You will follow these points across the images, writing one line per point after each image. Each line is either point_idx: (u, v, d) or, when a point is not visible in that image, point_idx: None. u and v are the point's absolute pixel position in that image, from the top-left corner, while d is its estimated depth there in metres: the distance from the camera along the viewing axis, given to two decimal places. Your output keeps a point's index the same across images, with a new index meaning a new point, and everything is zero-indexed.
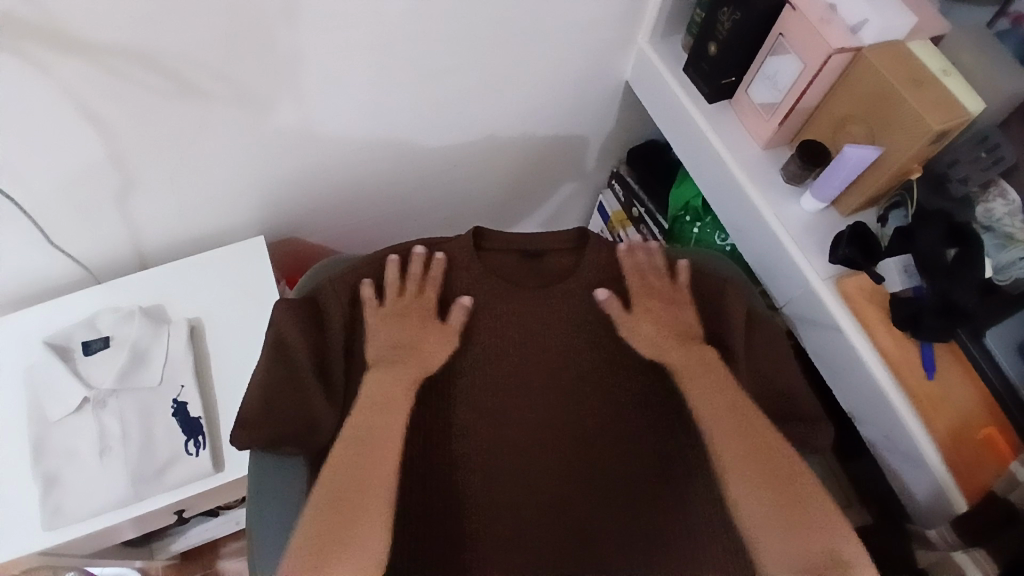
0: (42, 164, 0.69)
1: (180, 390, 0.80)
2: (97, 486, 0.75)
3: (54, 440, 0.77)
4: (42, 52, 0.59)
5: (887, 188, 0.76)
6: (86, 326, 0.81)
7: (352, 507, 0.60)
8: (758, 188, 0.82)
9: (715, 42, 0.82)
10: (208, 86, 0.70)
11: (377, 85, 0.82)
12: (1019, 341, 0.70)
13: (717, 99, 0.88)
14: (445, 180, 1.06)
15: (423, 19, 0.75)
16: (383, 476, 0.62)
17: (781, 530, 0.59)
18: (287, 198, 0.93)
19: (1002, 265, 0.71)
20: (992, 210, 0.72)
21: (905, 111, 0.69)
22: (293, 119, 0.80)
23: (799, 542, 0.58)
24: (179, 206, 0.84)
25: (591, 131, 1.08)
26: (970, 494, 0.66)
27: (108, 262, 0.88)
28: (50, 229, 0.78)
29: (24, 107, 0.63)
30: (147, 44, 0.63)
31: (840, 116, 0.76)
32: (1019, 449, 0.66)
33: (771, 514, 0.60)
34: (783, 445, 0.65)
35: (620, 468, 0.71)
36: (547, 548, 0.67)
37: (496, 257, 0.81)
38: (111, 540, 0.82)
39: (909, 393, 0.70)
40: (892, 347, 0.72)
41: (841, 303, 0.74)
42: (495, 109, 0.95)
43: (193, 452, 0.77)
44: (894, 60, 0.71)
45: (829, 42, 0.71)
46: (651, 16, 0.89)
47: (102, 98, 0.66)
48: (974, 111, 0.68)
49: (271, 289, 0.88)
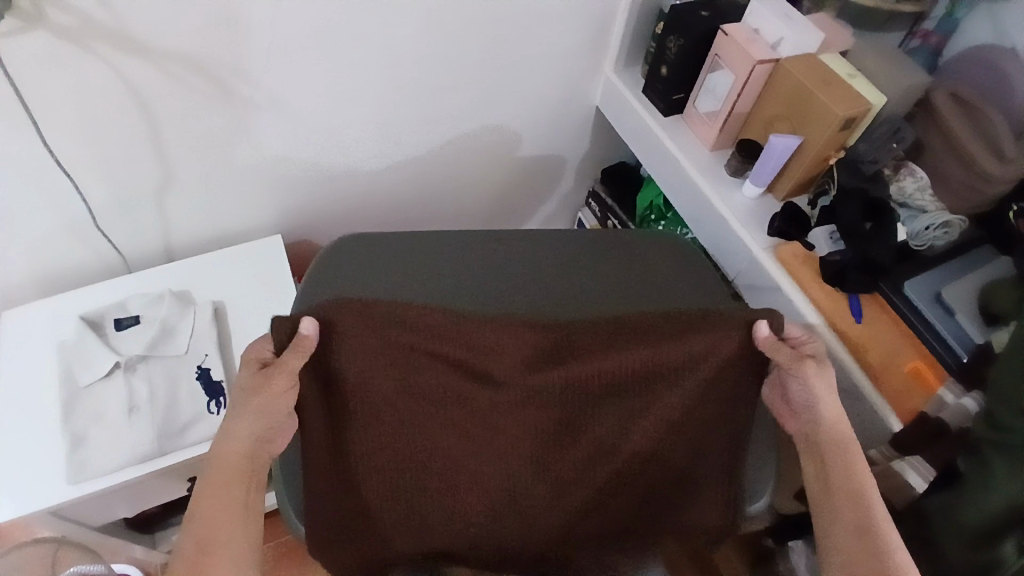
0: (97, 153, 0.82)
1: (204, 358, 0.91)
2: (122, 440, 0.83)
3: (83, 402, 0.86)
4: (113, 52, 0.73)
5: (812, 172, 0.91)
6: (118, 306, 0.92)
7: (227, 497, 0.66)
8: (706, 179, 0.97)
9: (665, 64, 0.99)
10: (246, 90, 0.84)
11: (387, 98, 0.96)
12: (935, 290, 0.80)
13: (671, 113, 1.04)
14: (442, 195, 1.21)
15: (425, 40, 0.90)
16: (229, 506, 0.65)
17: (837, 506, 0.67)
18: (305, 202, 1.07)
19: (917, 232, 0.83)
20: (903, 186, 0.86)
21: (816, 105, 0.84)
22: (314, 126, 0.95)
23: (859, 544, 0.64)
24: (208, 202, 0.97)
25: (566, 152, 1.25)
26: (903, 416, 0.77)
27: (140, 252, 1.00)
28: (96, 215, 0.91)
29: (91, 99, 0.76)
30: (201, 52, 0.77)
31: (770, 117, 0.92)
32: (946, 379, 0.76)
33: (836, 498, 0.67)
34: (828, 442, 0.70)
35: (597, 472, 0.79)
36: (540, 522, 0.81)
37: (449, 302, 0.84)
38: (115, 509, 0.89)
39: (842, 339, 0.81)
40: (824, 298, 0.84)
41: (780, 267, 0.88)
42: (483, 128, 1.11)
43: (215, 410, 0.87)
44: (807, 67, 0.86)
45: (752, 55, 0.87)
46: (614, 48, 1.07)
47: (155, 96, 0.80)
48: (875, 104, 0.83)
49: (287, 275, 0.99)
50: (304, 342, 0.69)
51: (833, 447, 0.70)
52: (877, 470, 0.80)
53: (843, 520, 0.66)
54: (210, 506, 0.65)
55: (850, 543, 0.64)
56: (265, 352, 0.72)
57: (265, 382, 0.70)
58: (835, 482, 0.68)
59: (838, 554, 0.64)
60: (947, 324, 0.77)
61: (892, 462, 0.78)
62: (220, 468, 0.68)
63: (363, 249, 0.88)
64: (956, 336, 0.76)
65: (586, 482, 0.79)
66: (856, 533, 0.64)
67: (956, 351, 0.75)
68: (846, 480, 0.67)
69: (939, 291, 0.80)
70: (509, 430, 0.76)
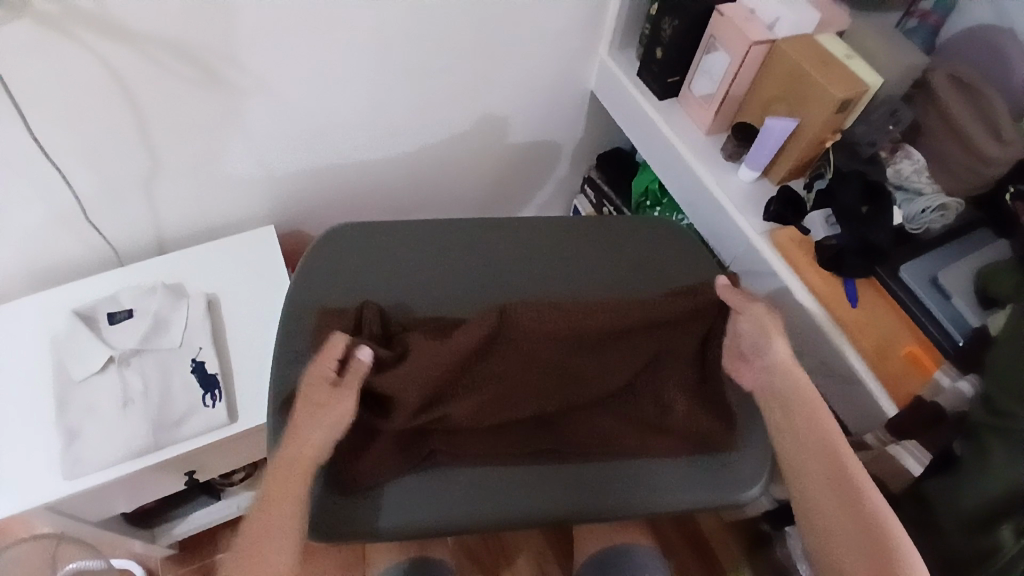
0: (82, 142, 0.81)
1: (198, 351, 0.90)
2: (119, 434, 0.83)
3: (77, 397, 0.85)
4: (96, 39, 0.71)
5: (809, 156, 0.90)
6: (110, 300, 0.91)
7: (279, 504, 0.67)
8: (703, 163, 0.96)
9: (660, 47, 0.97)
10: (232, 78, 0.83)
11: (377, 84, 0.95)
12: (931, 274, 0.80)
13: (667, 96, 1.03)
14: (436, 181, 1.20)
15: (414, 24, 0.89)
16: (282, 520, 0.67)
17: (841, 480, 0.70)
18: (297, 191, 1.06)
19: (913, 215, 0.83)
20: (900, 168, 0.86)
21: (813, 87, 0.83)
22: (305, 112, 0.93)
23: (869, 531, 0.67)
24: (199, 192, 0.96)
25: (561, 137, 1.24)
26: (898, 400, 0.77)
27: (132, 244, 0.99)
28: (87, 207, 0.90)
29: (74, 88, 0.75)
30: (187, 38, 0.76)
31: (767, 99, 0.90)
32: (941, 362, 0.76)
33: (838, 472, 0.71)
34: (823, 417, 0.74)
35: (595, 427, 0.76)
36: (541, 480, 0.75)
37: (424, 304, 0.84)
38: (114, 503, 0.89)
39: (840, 326, 0.81)
40: (821, 284, 0.83)
41: (776, 251, 0.87)
42: (476, 112, 1.09)
43: (210, 403, 0.87)
44: (804, 48, 0.85)
45: (748, 36, 0.86)
46: (608, 30, 1.05)
47: (140, 83, 0.78)
48: (872, 84, 0.82)
49: (280, 266, 0.99)
50: (358, 366, 0.72)
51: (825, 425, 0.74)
52: (872, 454, 0.79)
53: (827, 515, 0.69)
54: (264, 518, 0.67)
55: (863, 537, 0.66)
56: (326, 373, 0.72)
57: (327, 400, 0.71)
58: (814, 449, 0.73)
59: (832, 549, 0.67)
60: (943, 307, 0.77)
61: (887, 446, 0.77)
62: (269, 479, 0.69)
63: (334, 262, 0.86)
64: (951, 319, 0.76)
65: (587, 432, 0.76)
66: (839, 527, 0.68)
67: (951, 335, 0.75)
68: (835, 480, 0.70)
69: (935, 274, 0.79)
70: (546, 361, 0.75)
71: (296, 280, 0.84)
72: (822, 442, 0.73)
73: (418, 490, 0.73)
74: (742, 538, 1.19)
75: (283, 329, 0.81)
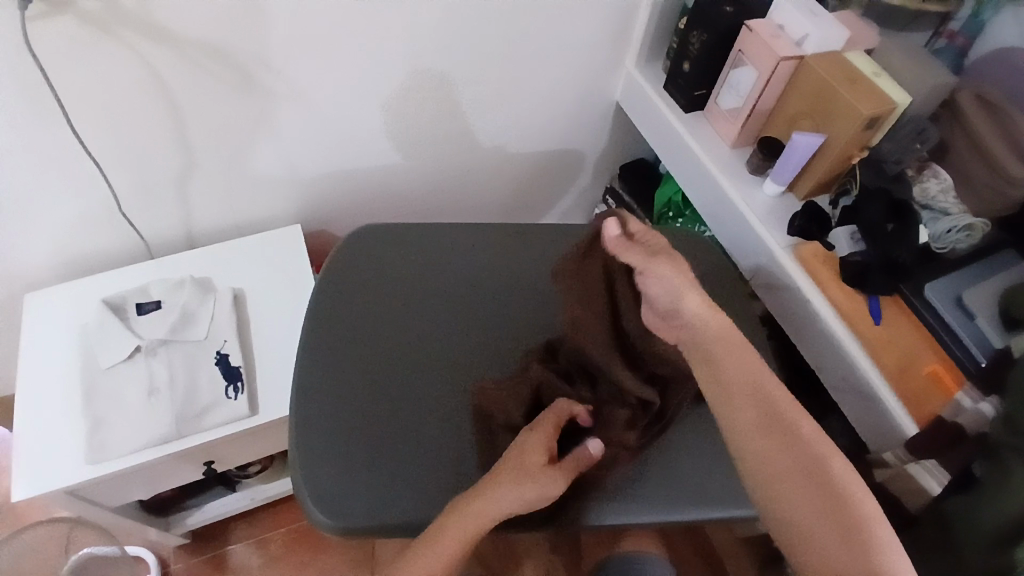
0: (120, 138, 0.83)
1: (222, 344, 0.91)
2: (143, 422, 0.85)
3: (103, 384, 0.87)
4: (138, 39, 0.74)
5: (835, 172, 0.90)
6: (139, 291, 0.93)
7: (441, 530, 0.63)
8: (727, 176, 0.96)
9: (688, 60, 0.98)
10: (267, 80, 0.85)
11: (407, 90, 0.97)
12: (956, 294, 0.79)
13: (693, 109, 1.04)
14: (461, 187, 1.21)
15: (445, 34, 0.91)
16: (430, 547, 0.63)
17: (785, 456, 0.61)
18: (324, 192, 1.08)
19: (939, 234, 0.82)
20: (926, 187, 0.85)
21: (840, 103, 0.83)
22: (336, 115, 0.95)
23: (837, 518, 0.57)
24: (229, 189, 0.98)
25: (585, 147, 1.25)
26: (920, 419, 0.77)
27: (162, 238, 1.02)
28: (120, 200, 0.92)
29: (114, 85, 0.77)
30: (225, 41, 0.78)
31: (793, 114, 0.91)
32: (964, 383, 0.75)
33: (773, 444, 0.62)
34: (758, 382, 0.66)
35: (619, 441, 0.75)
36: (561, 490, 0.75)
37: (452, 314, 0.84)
38: (133, 490, 0.91)
39: (864, 342, 0.81)
40: (844, 300, 0.83)
41: (799, 266, 0.87)
42: (502, 120, 1.10)
43: (233, 396, 0.88)
44: (832, 65, 0.85)
45: (776, 52, 0.86)
46: (636, 43, 1.06)
47: (178, 83, 0.80)
48: (901, 102, 0.82)
49: (305, 263, 1.00)
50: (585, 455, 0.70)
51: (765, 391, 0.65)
52: (892, 472, 0.79)
53: (807, 510, 0.58)
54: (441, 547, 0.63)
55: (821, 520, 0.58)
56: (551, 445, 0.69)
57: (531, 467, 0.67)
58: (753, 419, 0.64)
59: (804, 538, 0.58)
60: (967, 327, 0.77)
61: (907, 465, 0.77)
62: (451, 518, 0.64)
63: (361, 262, 0.87)
64: (975, 339, 0.76)
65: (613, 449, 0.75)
66: (828, 524, 0.57)
67: (975, 355, 0.75)
68: (800, 466, 0.61)
69: (960, 295, 0.79)
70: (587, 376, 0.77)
71: (321, 278, 0.86)
72: (757, 401, 0.65)
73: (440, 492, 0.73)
74: (755, 554, 1.18)
75: (308, 328, 0.82)
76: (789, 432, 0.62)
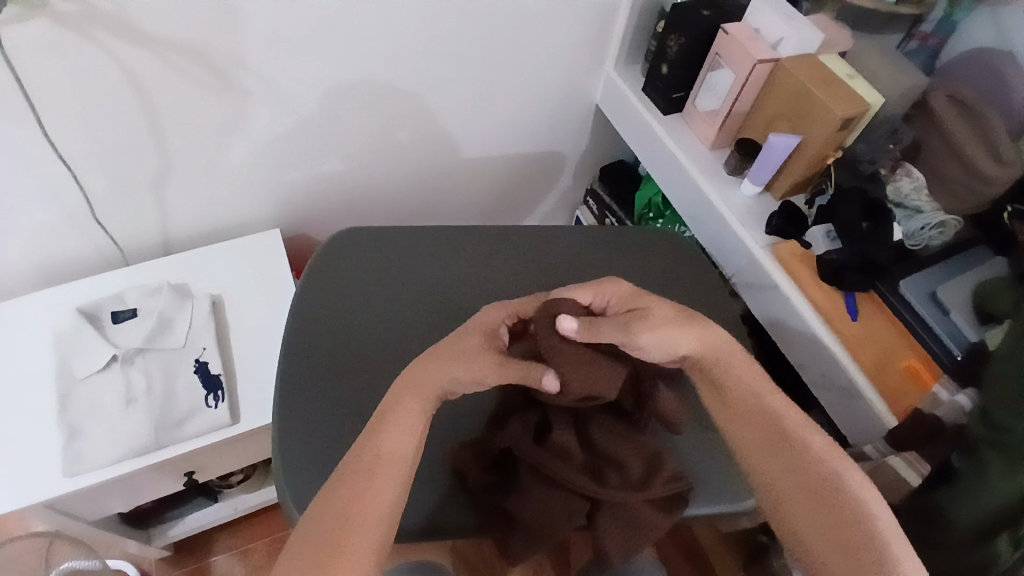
0: (95, 142, 0.82)
1: (202, 352, 0.90)
2: (120, 433, 0.83)
3: (79, 394, 0.85)
4: (114, 41, 0.72)
5: (811, 172, 0.92)
6: (115, 299, 0.91)
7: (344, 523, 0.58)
8: (706, 177, 0.97)
9: (666, 62, 0.99)
10: (246, 82, 0.84)
11: (385, 91, 0.96)
12: (930, 290, 0.81)
13: (672, 111, 1.05)
14: (441, 190, 1.21)
15: (425, 36, 0.90)
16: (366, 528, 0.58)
17: (784, 467, 0.66)
18: (304, 195, 1.07)
19: (912, 232, 0.84)
20: (900, 186, 0.87)
21: (816, 105, 0.85)
22: (316, 118, 0.94)
23: (826, 526, 0.61)
24: (207, 193, 0.97)
25: (566, 149, 1.26)
26: (897, 413, 0.79)
27: (138, 244, 1.00)
28: (95, 206, 0.90)
29: (90, 88, 0.76)
30: (203, 42, 0.77)
31: (770, 116, 0.92)
32: (940, 376, 0.78)
33: (779, 462, 0.66)
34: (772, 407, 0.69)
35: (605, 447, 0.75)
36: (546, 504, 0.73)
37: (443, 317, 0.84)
38: (111, 502, 0.88)
39: (838, 337, 0.82)
40: (822, 298, 0.85)
41: (778, 264, 0.89)
42: (483, 123, 1.10)
43: (213, 404, 0.86)
44: (807, 67, 0.87)
45: (752, 55, 0.88)
46: (615, 46, 1.07)
47: (156, 86, 0.79)
48: (873, 103, 0.84)
49: (285, 268, 0.99)
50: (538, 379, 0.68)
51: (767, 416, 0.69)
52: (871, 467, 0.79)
53: (814, 533, 0.61)
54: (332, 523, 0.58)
55: (814, 536, 0.61)
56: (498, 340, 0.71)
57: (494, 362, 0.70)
58: (760, 437, 0.68)
59: (801, 547, 0.62)
60: (942, 322, 0.79)
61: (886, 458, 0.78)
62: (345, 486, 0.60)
63: (341, 267, 0.86)
64: (950, 334, 0.78)
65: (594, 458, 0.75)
66: (828, 537, 0.60)
67: (950, 349, 0.77)
68: (802, 477, 0.64)
69: (934, 291, 0.81)
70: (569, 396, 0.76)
71: (302, 283, 0.85)
72: (768, 423, 0.69)
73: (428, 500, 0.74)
74: (738, 550, 1.19)
75: (289, 335, 0.81)
76: (786, 445, 0.67)
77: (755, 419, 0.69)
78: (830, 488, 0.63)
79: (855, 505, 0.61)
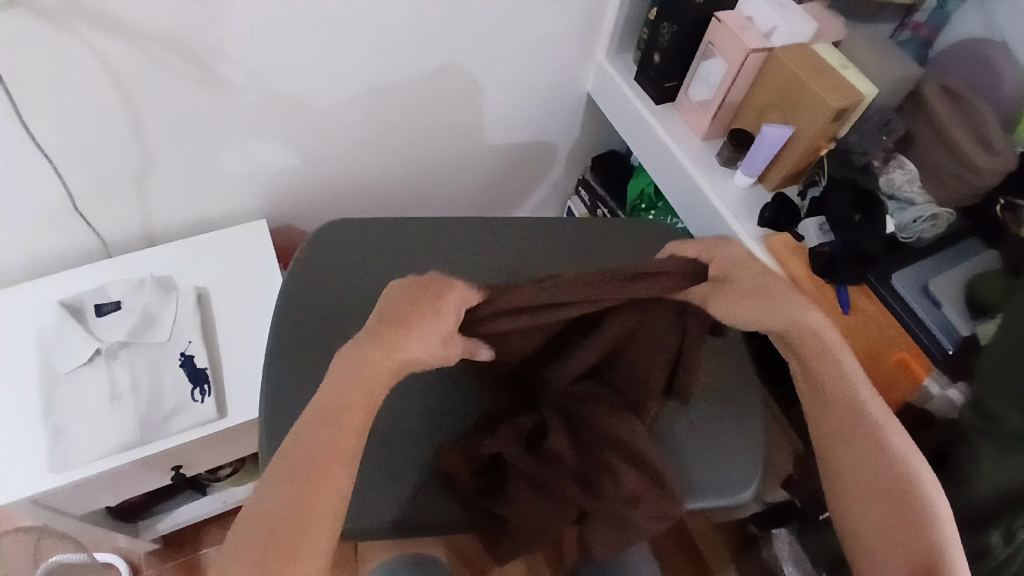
0: (76, 134, 0.80)
1: (187, 346, 0.88)
2: (104, 429, 0.82)
3: (62, 390, 0.83)
4: (93, 31, 0.70)
5: (803, 163, 0.91)
6: (98, 292, 0.90)
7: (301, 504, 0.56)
8: (698, 168, 0.96)
9: (659, 51, 0.98)
10: (230, 73, 0.82)
11: (372, 79, 0.94)
12: (921, 283, 0.81)
13: (664, 100, 1.03)
14: (432, 180, 1.20)
15: (413, 24, 0.89)
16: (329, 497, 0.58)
17: (853, 458, 0.66)
18: (291, 186, 1.05)
19: (906, 224, 0.84)
20: (893, 177, 0.87)
21: (810, 95, 0.84)
22: (302, 108, 0.93)
23: (893, 522, 0.62)
24: (191, 184, 0.95)
25: (557, 139, 1.25)
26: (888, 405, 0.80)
27: (122, 237, 0.98)
28: (78, 198, 0.88)
29: (70, 79, 0.74)
30: (185, 32, 0.75)
31: (763, 106, 0.91)
32: (930, 369, 0.78)
33: (853, 451, 0.67)
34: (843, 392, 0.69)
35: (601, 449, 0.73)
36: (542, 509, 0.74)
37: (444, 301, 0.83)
38: (98, 499, 0.87)
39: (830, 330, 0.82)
40: (814, 291, 0.84)
41: (771, 257, 0.87)
42: (474, 113, 1.09)
43: (199, 399, 0.85)
44: (801, 57, 0.86)
45: (746, 44, 0.87)
46: (607, 34, 1.05)
47: (138, 78, 0.77)
48: (867, 94, 0.83)
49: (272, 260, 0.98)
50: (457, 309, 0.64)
51: (842, 406, 0.68)
52: None
53: (875, 526, 0.63)
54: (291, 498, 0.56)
55: (875, 529, 0.63)
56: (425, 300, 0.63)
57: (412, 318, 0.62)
58: (833, 425, 0.68)
59: (860, 541, 0.63)
60: (934, 315, 0.78)
61: None
62: (301, 462, 0.57)
63: (326, 259, 0.85)
64: (941, 326, 0.77)
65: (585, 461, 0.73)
66: (884, 532, 0.62)
67: (941, 342, 0.77)
68: (868, 468, 0.65)
69: (925, 283, 0.80)
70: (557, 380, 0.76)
71: (287, 276, 0.83)
72: (844, 412, 0.68)
73: (419, 497, 0.73)
74: (729, 539, 1.20)
75: (275, 329, 0.80)
76: (850, 436, 0.67)
77: (823, 406, 0.69)
78: (898, 485, 0.63)
79: (918, 504, 0.62)
